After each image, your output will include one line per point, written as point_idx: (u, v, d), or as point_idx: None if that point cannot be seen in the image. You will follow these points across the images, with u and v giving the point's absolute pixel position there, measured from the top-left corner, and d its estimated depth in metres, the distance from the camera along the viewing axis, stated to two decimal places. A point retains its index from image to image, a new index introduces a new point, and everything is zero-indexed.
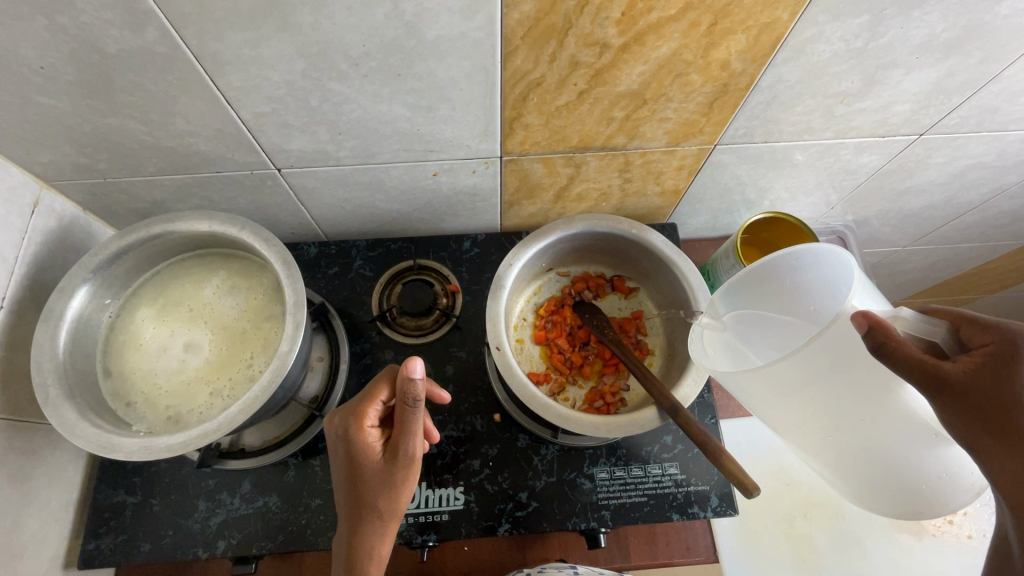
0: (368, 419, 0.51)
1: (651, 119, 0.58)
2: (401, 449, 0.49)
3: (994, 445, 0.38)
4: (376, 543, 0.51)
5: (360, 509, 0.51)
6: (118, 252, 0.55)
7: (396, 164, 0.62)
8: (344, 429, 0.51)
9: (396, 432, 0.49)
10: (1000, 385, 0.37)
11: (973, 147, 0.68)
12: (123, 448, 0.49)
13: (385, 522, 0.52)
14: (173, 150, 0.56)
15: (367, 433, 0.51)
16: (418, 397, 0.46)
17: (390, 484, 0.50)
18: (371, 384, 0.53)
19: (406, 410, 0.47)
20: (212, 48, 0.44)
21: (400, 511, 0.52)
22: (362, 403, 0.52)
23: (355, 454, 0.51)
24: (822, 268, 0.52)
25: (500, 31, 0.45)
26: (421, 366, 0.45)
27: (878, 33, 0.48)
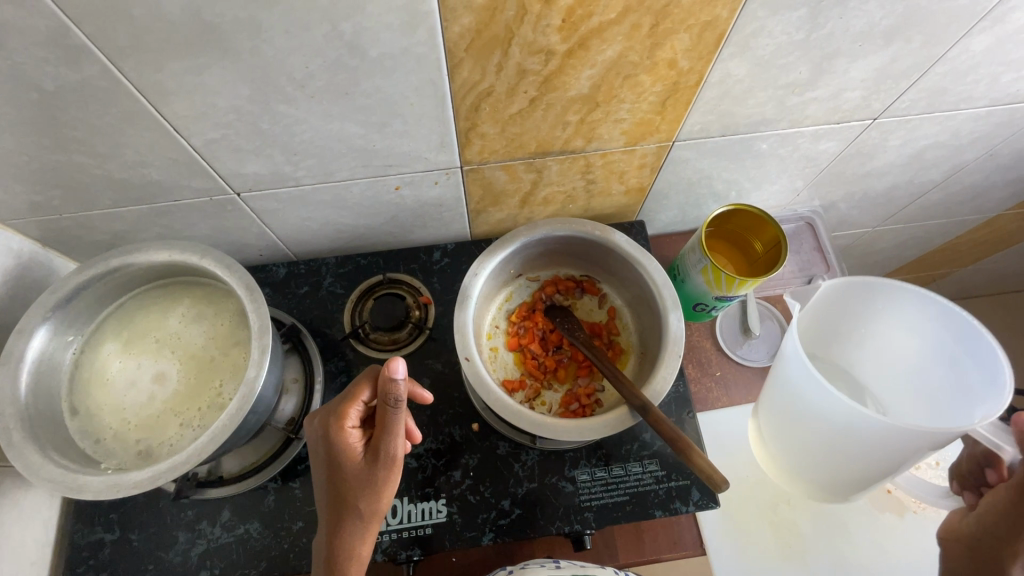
0: (348, 420, 0.50)
1: (606, 121, 0.58)
2: (383, 450, 0.49)
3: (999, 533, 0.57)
4: (357, 542, 0.51)
5: (341, 510, 0.51)
6: (78, 288, 0.55)
7: (357, 181, 0.62)
8: (325, 429, 0.51)
9: (378, 431, 0.49)
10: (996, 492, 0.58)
11: (927, 128, 0.69)
12: (91, 488, 0.48)
13: (366, 522, 0.51)
14: (127, 181, 0.56)
15: (349, 434, 0.50)
16: (400, 397, 0.46)
17: (371, 485, 0.50)
18: (353, 383, 0.52)
19: (388, 410, 0.47)
20: (153, 79, 0.44)
21: (382, 512, 0.52)
22: (343, 402, 0.51)
23: (336, 454, 0.50)
24: (947, 317, 0.64)
25: (442, 45, 0.45)
26: (403, 365, 0.46)
27: (819, 24, 0.49)
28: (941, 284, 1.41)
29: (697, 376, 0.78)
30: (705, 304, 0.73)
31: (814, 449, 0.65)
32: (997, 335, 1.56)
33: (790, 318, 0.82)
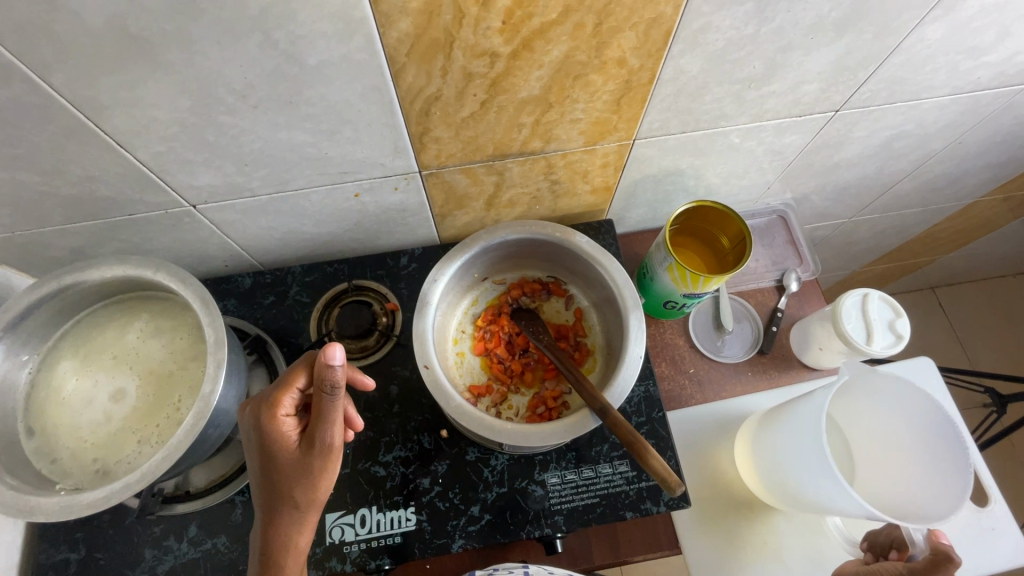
0: (282, 408, 0.49)
1: (561, 121, 0.57)
2: (319, 438, 0.49)
3: None
4: (293, 533, 0.51)
5: (276, 500, 0.50)
6: (29, 307, 0.54)
7: (314, 189, 0.61)
8: (257, 418, 0.49)
9: (314, 420, 0.48)
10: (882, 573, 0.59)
11: (891, 118, 0.68)
12: (43, 510, 0.47)
13: (303, 512, 0.51)
14: (77, 197, 0.55)
15: (282, 423, 0.49)
16: (336, 384, 0.46)
17: (307, 474, 0.50)
18: (288, 371, 0.51)
19: (323, 397, 0.47)
20: (88, 94, 0.43)
21: (320, 502, 0.51)
22: (277, 390, 0.50)
23: (269, 444, 0.49)
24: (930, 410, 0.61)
25: (382, 51, 0.44)
26: (340, 352, 0.45)
27: (767, 18, 0.48)
28: (923, 271, 1.41)
29: (670, 374, 0.78)
30: (674, 301, 0.72)
31: (799, 505, 0.65)
32: (982, 320, 1.56)
33: (764, 312, 0.82)
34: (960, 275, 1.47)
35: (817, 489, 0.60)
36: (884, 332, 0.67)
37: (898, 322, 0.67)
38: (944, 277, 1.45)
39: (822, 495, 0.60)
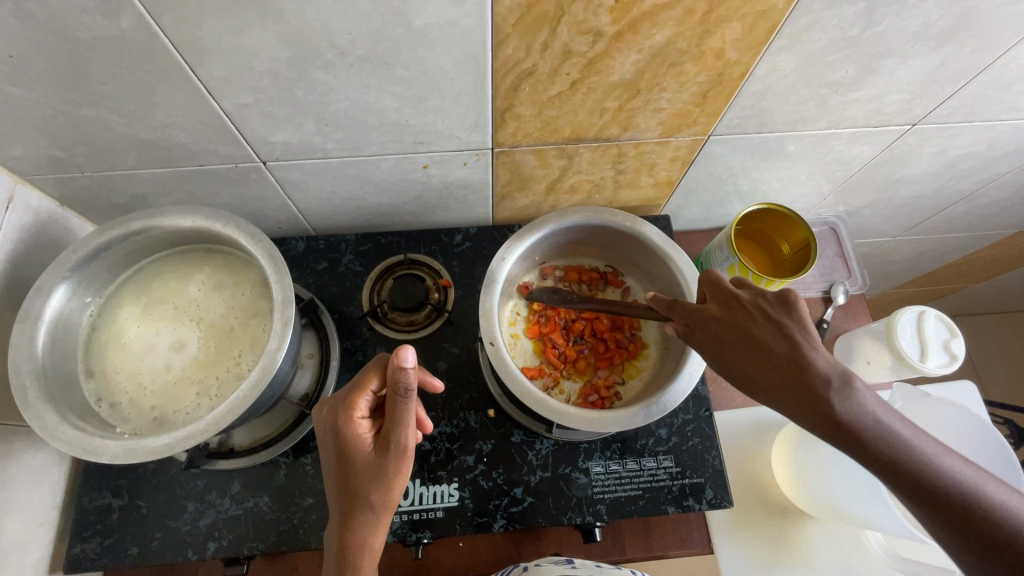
0: (357, 410, 0.50)
1: (644, 109, 0.57)
2: (393, 440, 0.48)
3: (784, 394, 0.44)
4: (368, 538, 0.50)
5: (350, 503, 0.49)
6: (99, 248, 0.54)
7: (385, 156, 0.60)
8: (333, 420, 0.50)
9: (388, 420, 0.48)
10: (726, 352, 0.47)
11: (964, 137, 0.68)
12: (106, 451, 0.47)
13: (378, 516, 0.50)
14: (153, 143, 0.54)
15: (358, 425, 0.49)
16: (409, 386, 0.46)
17: (381, 477, 0.49)
18: (361, 374, 0.51)
19: (397, 399, 0.47)
20: (191, 36, 0.43)
21: (392, 506, 0.51)
22: (351, 393, 0.50)
23: (345, 446, 0.49)
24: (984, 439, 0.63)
25: (491, 19, 0.44)
26: (412, 354, 0.46)
27: (874, 21, 0.48)
28: (952, 299, 1.40)
29: (712, 376, 0.78)
30: None
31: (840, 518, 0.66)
32: (1003, 351, 1.56)
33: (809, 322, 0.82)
34: (983, 303, 1.46)
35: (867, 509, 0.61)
36: (938, 351, 0.67)
37: (953, 343, 0.67)
38: (968, 304, 1.45)
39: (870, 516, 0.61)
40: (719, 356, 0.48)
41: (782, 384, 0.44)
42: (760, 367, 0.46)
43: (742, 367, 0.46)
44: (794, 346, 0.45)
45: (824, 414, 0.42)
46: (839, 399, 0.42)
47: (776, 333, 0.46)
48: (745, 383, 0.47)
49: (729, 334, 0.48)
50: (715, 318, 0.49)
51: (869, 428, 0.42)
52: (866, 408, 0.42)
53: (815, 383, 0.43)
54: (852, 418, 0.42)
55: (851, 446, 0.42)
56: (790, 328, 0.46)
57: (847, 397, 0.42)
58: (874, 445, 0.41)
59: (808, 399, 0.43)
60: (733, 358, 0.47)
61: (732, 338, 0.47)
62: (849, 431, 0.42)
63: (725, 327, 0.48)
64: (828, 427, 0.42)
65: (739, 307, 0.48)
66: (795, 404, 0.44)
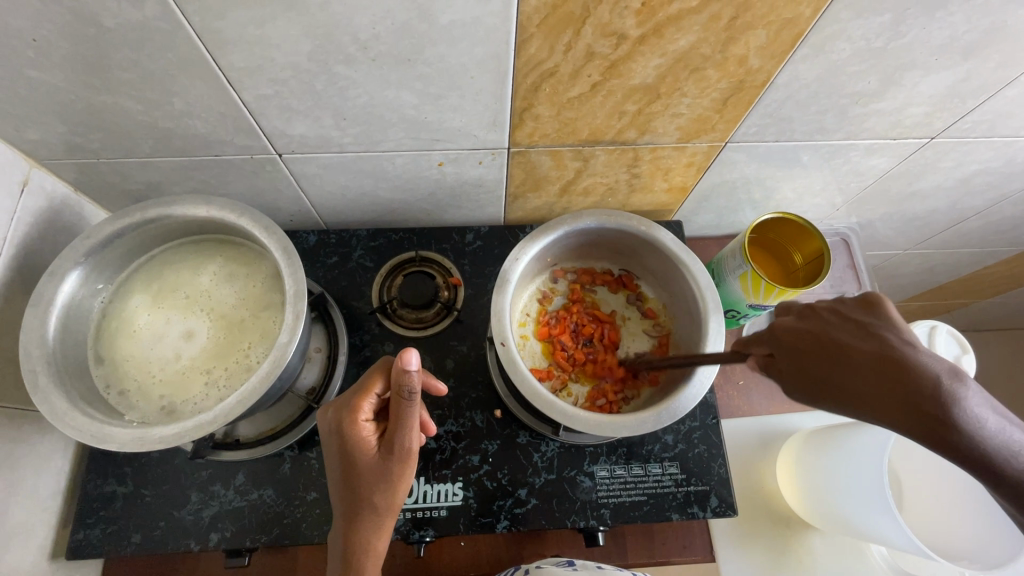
0: (362, 413, 0.49)
1: (663, 114, 0.57)
2: (398, 442, 0.48)
3: (883, 397, 0.41)
4: (373, 537, 0.50)
5: (355, 503, 0.50)
6: (112, 235, 0.54)
7: (401, 153, 0.60)
8: (337, 422, 0.49)
9: (392, 423, 0.48)
10: (811, 365, 0.45)
11: (982, 152, 0.68)
12: (114, 439, 0.47)
13: (382, 516, 0.50)
14: (170, 131, 0.54)
15: (362, 428, 0.49)
16: (414, 389, 0.46)
17: (386, 478, 0.49)
18: (365, 375, 0.51)
19: (402, 402, 0.47)
20: (215, 26, 0.43)
21: (397, 505, 0.51)
22: (355, 395, 0.50)
23: (349, 448, 0.49)
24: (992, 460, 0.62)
25: (515, 18, 0.44)
26: (416, 358, 0.45)
27: (900, 33, 0.48)
28: (959, 314, 1.39)
29: (720, 383, 0.77)
30: (736, 311, 0.72)
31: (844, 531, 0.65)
32: (1009, 368, 1.55)
33: None
34: (988, 319, 1.46)
35: (871, 525, 0.60)
36: None
37: (964, 359, 0.67)
38: (974, 320, 1.45)
39: (875, 530, 0.60)
40: (800, 373, 0.46)
41: (878, 386, 0.41)
42: (849, 372, 0.43)
43: (830, 379, 0.44)
44: (887, 346, 0.43)
45: (928, 415, 0.39)
46: (947, 397, 0.39)
47: (863, 336, 0.44)
48: (834, 394, 0.44)
49: (811, 345, 0.46)
50: (791, 331, 0.47)
51: (979, 428, 0.38)
52: (976, 407, 0.38)
53: (916, 382, 0.40)
54: (959, 419, 0.38)
55: (959, 451, 0.38)
56: (879, 330, 0.44)
57: (958, 394, 0.39)
58: (985, 449, 0.38)
59: (909, 401, 0.40)
60: (818, 371, 0.45)
61: (813, 347, 0.46)
62: (953, 434, 0.38)
63: (805, 338, 0.46)
64: (932, 432, 0.39)
65: (817, 317, 0.47)
66: (897, 409, 0.40)
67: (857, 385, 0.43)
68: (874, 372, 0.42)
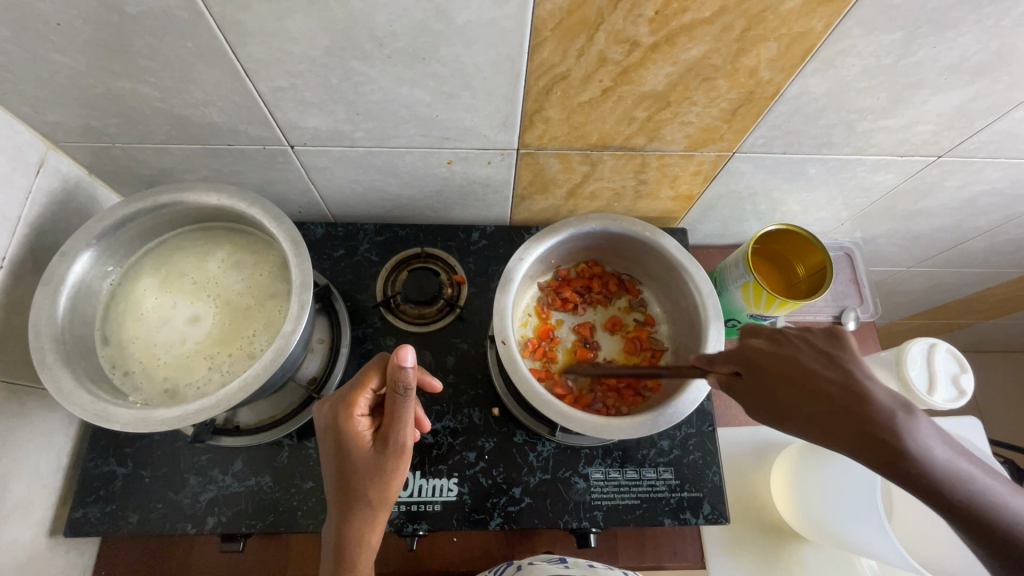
0: (357, 407, 0.50)
1: (672, 122, 0.57)
2: (393, 438, 0.49)
3: (833, 421, 0.42)
4: (366, 532, 0.50)
5: (348, 498, 0.50)
6: (125, 219, 0.55)
7: (411, 150, 0.61)
8: (332, 417, 0.50)
9: (387, 419, 0.49)
10: (768, 385, 0.47)
11: (989, 173, 0.68)
12: (118, 418, 0.48)
13: (375, 511, 0.50)
14: (186, 119, 0.55)
15: (357, 422, 0.50)
16: (408, 385, 0.47)
17: (379, 474, 0.49)
18: (361, 371, 0.52)
19: (396, 397, 0.47)
20: (236, 17, 0.43)
21: (391, 501, 0.51)
22: (351, 390, 0.51)
23: (344, 442, 0.50)
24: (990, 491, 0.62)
25: (530, 21, 0.44)
26: (411, 355, 0.46)
27: (910, 51, 0.48)
28: (961, 335, 1.39)
29: (717, 392, 0.78)
30: (736, 319, 0.72)
31: (835, 543, 0.65)
32: (1009, 391, 1.54)
33: None
34: (989, 341, 1.46)
35: (863, 539, 0.61)
36: (946, 383, 0.67)
37: (962, 377, 0.67)
38: (974, 341, 1.45)
39: (867, 544, 0.60)
40: (762, 394, 0.47)
41: (830, 411, 0.42)
42: (805, 396, 0.44)
43: (786, 401, 0.45)
44: (844, 377, 0.44)
45: (881, 445, 0.39)
46: (897, 429, 0.39)
47: (825, 363, 0.45)
48: (790, 416, 0.45)
49: (769, 367, 0.47)
50: (760, 353, 0.49)
51: (931, 458, 0.38)
52: (926, 439, 0.39)
53: (869, 412, 0.41)
54: (911, 451, 0.39)
55: (902, 476, 0.38)
56: (838, 361, 0.45)
57: (908, 425, 0.39)
58: (932, 477, 0.38)
59: (860, 429, 0.41)
60: (778, 395, 0.46)
61: (772, 367, 0.47)
62: (905, 464, 0.38)
63: (771, 361, 0.47)
64: (883, 461, 0.39)
65: (788, 343, 0.48)
66: (849, 436, 0.41)
67: (808, 409, 0.44)
68: (827, 396, 0.43)
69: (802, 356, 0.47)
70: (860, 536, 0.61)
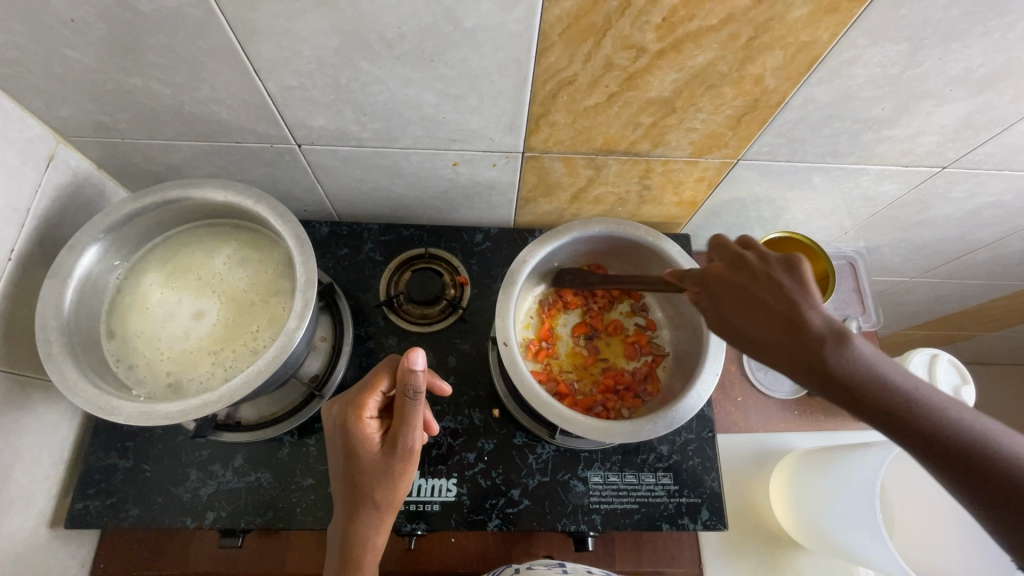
0: (367, 410, 0.50)
1: (677, 128, 0.57)
2: (400, 442, 0.49)
3: (778, 344, 0.43)
4: (372, 533, 0.51)
5: (356, 499, 0.50)
6: (132, 214, 0.55)
7: (417, 150, 0.61)
8: (343, 418, 0.50)
9: (396, 423, 0.49)
10: (724, 308, 0.49)
11: (993, 185, 0.68)
12: (121, 411, 0.48)
13: (382, 513, 0.51)
14: (195, 116, 0.56)
15: (366, 425, 0.50)
16: (418, 389, 0.47)
17: (386, 476, 0.50)
18: (371, 373, 0.52)
19: (406, 400, 0.47)
20: (247, 16, 0.44)
21: (397, 503, 0.51)
22: (361, 392, 0.51)
23: (353, 444, 0.50)
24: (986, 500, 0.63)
25: (538, 26, 0.45)
26: (422, 358, 0.46)
27: (916, 61, 0.48)
28: (964, 346, 1.39)
29: (718, 398, 0.78)
30: None
31: (832, 551, 0.65)
32: (1011, 405, 1.53)
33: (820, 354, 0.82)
34: (990, 354, 1.46)
35: (860, 547, 0.60)
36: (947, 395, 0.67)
37: (964, 389, 0.67)
38: (976, 354, 1.44)
39: (863, 552, 0.60)
40: (718, 320, 0.49)
41: (778, 334, 0.44)
42: (755, 320, 0.46)
43: (738, 326, 0.47)
44: (788, 302, 0.44)
45: (812, 369, 0.41)
46: (830, 353, 0.41)
47: (774, 290, 0.46)
48: (742, 341, 0.46)
49: (727, 293, 0.49)
50: (720, 279, 0.50)
51: (860, 374, 0.40)
52: (858, 357, 0.40)
53: (806, 338, 0.42)
54: (839, 373, 0.40)
55: (841, 398, 0.40)
56: (785, 286, 0.45)
57: (838, 347, 0.41)
58: (868, 396, 0.39)
59: (800, 352, 0.42)
60: (729, 319, 0.48)
61: (729, 292, 0.48)
62: (833, 384, 0.40)
63: (726, 288, 0.49)
64: (815, 381, 0.41)
65: (745, 267, 0.49)
66: (787, 362, 0.43)
67: (756, 332, 0.45)
68: (775, 319, 0.44)
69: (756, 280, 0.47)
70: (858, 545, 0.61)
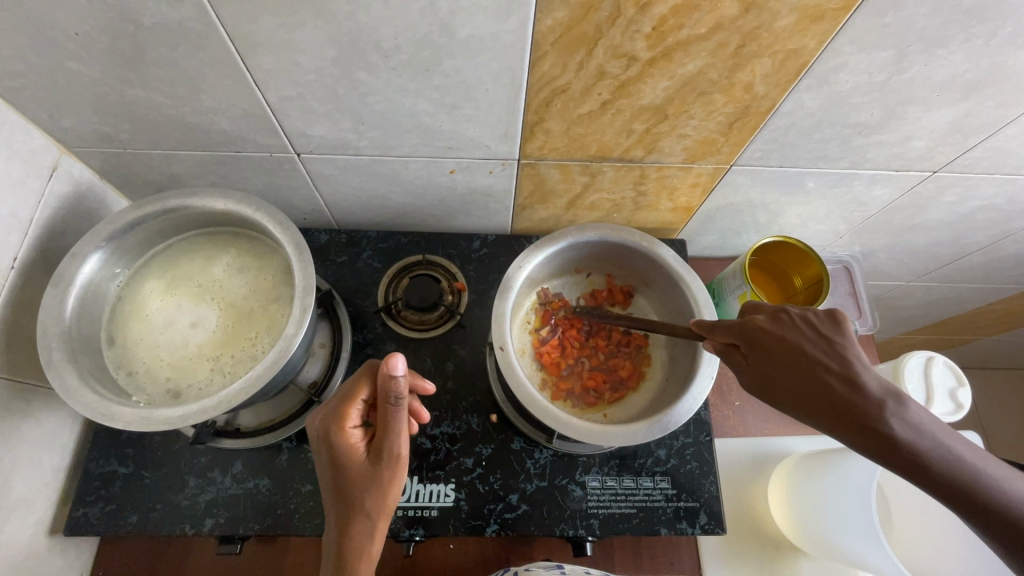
0: (350, 420, 0.51)
1: (670, 135, 0.58)
2: (387, 447, 0.49)
3: (829, 408, 0.44)
4: (367, 542, 0.50)
5: (346, 508, 0.50)
6: (134, 223, 0.56)
7: (414, 159, 0.62)
8: (326, 430, 0.51)
9: (380, 430, 0.49)
10: (772, 365, 0.48)
11: (985, 189, 0.69)
12: (120, 417, 0.49)
13: (375, 522, 0.51)
14: (195, 127, 0.56)
15: (350, 434, 0.51)
16: (399, 394, 0.47)
17: (376, 483, 0.50)
18: (349, 384, 0.52)
19: (389, 407, 0.48)
20: (246, 29, 0.45)
21: (390, 510, 0.51)
22: (342, 404, 0.51)
23: (338, 454, 0.50)
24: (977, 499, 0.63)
25: (531, 36, 0.46)
26: (402, 362, 0.46)
27: (902, 68, 0.49)
28: (962, 350, 1.39)
29: (715, 403, 0.78)
30: None
31: (824, 551, 0.66)
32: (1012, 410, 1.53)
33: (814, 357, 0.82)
34: (983, 359, 1.47)
35: (849, 542, 0.61)
36: (944, 399, 0.69)
37: (959, 392, 0.69)
38: (972, 358, 1.45)
39: (852, 547, 0.61)
40: (762, 368, 0.48)
41: (833, 400, 0.44)
42: (805, 380, 0.46)
43: (788, 385, 0.46)
44: (833, 357, 0.46)
45: (872, 430, 0.42)
46: (890, 415, 0.42)
47: (824, 350, 0.46)
48: (787, 399, 0.47)
49: (775, 349, 0.48)
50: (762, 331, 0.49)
51: (918, 441, 0.41)
52: (914, 423, 0.42)
53: (863, 399, 0.43)
54: (900, 432, 0.41)
55: (899, 464, 0.41)
56: (826, 338, 0.47)
57: (899, 412, 0.42)
58: (924, 462, 0.41)
59: (859, 418, 0.43)
60: (776, 376, 0.47)
61: (781, 349, 0.47)
62: (893, 443, 0.41)
63: (771, 342, 0.48)
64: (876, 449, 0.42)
65: (786, 321, 0.49)
66: (841, 426, 0.44)
67: (805, 391, 0.45)
68: (832, 384, 0.44)
69: (807, 337, 0.47)
70: (846, 538, 0.61)
